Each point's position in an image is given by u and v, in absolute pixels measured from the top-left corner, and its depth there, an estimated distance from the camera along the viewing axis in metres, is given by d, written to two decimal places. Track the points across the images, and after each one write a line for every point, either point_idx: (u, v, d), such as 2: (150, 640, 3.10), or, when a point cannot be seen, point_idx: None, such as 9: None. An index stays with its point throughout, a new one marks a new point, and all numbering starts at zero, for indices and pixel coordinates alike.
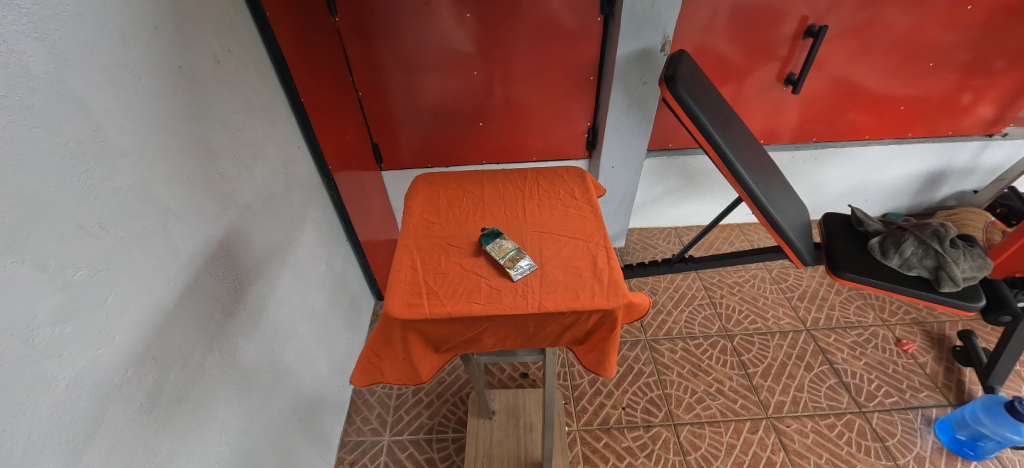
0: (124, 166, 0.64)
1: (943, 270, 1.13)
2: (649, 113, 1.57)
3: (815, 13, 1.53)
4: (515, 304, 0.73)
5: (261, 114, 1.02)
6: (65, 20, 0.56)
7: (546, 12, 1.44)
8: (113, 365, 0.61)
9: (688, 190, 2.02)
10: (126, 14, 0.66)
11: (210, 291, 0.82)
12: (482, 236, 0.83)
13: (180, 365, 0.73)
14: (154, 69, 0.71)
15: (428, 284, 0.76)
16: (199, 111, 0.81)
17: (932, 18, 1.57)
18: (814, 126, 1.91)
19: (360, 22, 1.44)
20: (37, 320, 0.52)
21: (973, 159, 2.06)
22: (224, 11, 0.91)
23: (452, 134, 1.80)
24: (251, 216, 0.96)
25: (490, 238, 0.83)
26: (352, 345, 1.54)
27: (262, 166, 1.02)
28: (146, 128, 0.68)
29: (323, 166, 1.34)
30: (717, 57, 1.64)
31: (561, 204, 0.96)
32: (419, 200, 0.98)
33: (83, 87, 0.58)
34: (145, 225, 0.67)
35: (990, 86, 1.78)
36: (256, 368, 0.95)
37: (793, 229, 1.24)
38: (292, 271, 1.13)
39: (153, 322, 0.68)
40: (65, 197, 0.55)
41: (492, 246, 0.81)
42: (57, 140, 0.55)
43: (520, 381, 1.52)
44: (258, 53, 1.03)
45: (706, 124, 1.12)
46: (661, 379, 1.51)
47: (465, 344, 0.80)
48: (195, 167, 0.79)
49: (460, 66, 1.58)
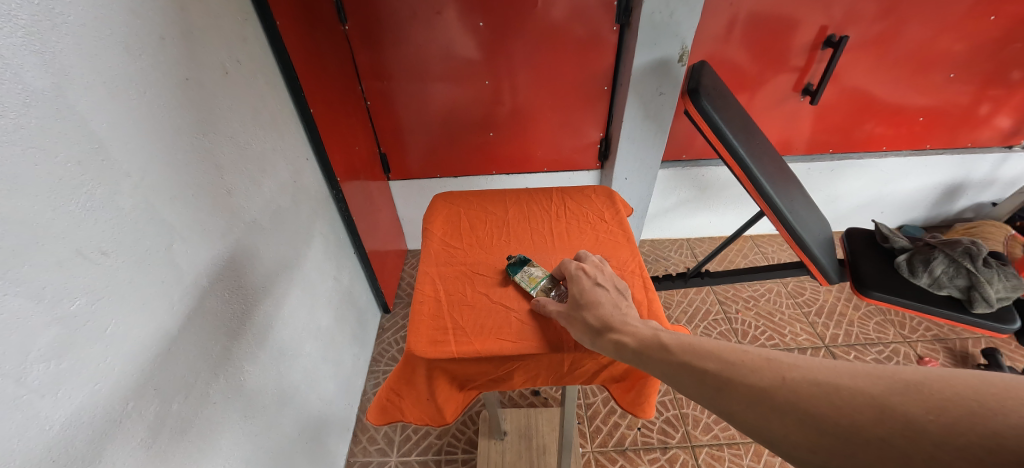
0: (125, 186, 0.60)
1: (976, 290, 1.09)
2: (664, 124, 1.54)
3: (834, 23, 1.49)
4: (549, 341, 0.69)
5: (269, 126, 0.99)
6: (66, 32, 0.53)
7: (561, 20, 1.41)
8: (112, 398, 0.57)
9: (702, 201, 1.98)
10: (130, 23, 0.62)
11: (216, 314, 0.78)
12: (509, 265, 0.80)
13: (183, 395, 0.69)
14: (160, 82, 0.67)
15: (453, 319, 0.73)
16: (207, 125, 0.78)
17: (954, 28, 1.53)
18: (829, 137, 1.87)
19: (370, 30, 1.41)
20: (30, 357, 0.48)
21: (992, 171, 2.02)
22: (233, 20, 0.87)
23: (462, 144, 1.77)
24: (258, 233, 0.92)
25: (518, 266, 0.80)
26: (359, 360, 1.49)
27: (270, 180, 0.98)
28: (151, 145, 0.65)
29: (332, 178, 1.30)
30: (734, 66, 1.61)
31: (590, 227, 0.93)
32: (440, 222, 0.95)
33: (83, 102, 0.54)
34: (147, 247, 0.63)
35: (1010, 97, 1.75)
36: (262, 392, 0.91)
37: (819, 246, 1.20)
38: (299, 287, 1.09)
39: (156, 350, 0.64)
40: (62, 221, 0.52)
41: (521, 277, 0.78)
42: (55, 160, 0.51)
43: (532, 399, 1.47)
44: (267, 63, 0.99)
45: (729, 138, 1.09)
46: (677, 397, 1.47)
47: (493, 382, 0.76)
48: (201, 184, 0.76)
49: (471, 76, 1.55)
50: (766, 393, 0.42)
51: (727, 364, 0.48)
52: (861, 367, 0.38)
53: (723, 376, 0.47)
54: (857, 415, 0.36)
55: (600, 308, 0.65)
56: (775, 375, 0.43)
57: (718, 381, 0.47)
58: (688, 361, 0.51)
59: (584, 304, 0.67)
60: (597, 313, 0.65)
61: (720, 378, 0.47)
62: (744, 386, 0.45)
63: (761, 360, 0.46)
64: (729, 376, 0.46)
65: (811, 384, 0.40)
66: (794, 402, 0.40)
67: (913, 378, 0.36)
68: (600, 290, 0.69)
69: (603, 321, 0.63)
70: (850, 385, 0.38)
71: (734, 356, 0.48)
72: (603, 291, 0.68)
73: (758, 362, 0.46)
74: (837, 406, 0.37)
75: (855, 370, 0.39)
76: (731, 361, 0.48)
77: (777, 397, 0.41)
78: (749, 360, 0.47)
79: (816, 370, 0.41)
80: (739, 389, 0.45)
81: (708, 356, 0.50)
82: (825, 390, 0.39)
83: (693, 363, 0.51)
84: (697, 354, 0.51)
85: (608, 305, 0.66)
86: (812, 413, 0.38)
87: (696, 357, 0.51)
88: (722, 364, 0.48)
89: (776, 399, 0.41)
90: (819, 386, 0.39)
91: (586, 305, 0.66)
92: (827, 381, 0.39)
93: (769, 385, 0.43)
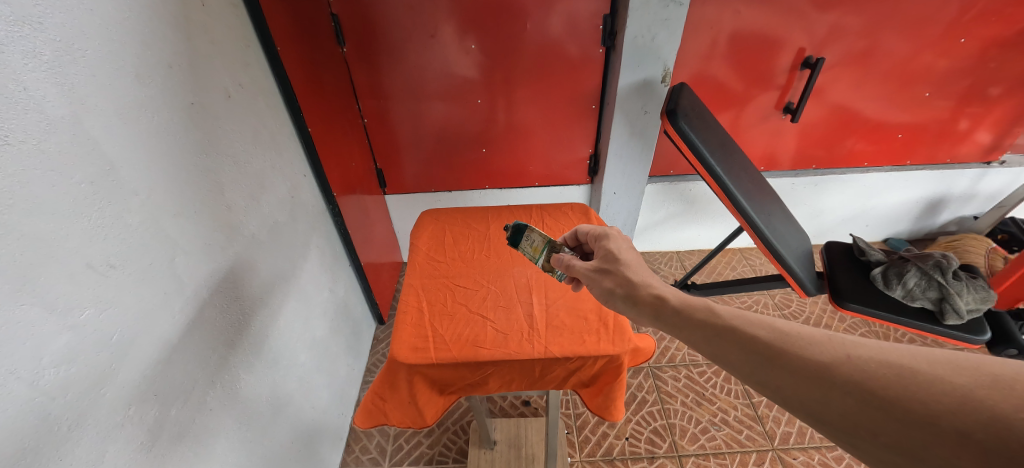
0: (133, 204, 0.65)
1: (947, 302, 1.14)
2: (650, 141, 1.60)
3: (812, 45, 1.56)
4: (521, 349, 0.74)
5: (269, 145, 1.04)
6: (84, 65, 0.58)
7: (549, 43, 1.48)
8: (116, 403, 0.61)
9: (690, 215, 2.03)
10: (142, 54, 0.68)
11: (214, 324, 0.82)
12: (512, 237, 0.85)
13: (182, 401, 0.73)
14: (167, 107, 0.72)
15: (434, 327, 0.78)
16: (209, 146, 0.83)
17: (927, 49, 1.60)
18: (813, 152, 1.93)
19: (367, 52, 1.47)
20: (43, 361, 0.52)
21: (972, 185, 2.07)
22: (236, 46, 0.93)
23: (456, 160, 1.83)
24: (256, 246, 0.97)
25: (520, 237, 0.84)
26: (353, 371, 1.52)
27: (269, 196, 1.03)
28: (158, 165, 0.70)
29: (328, 193, 1.35)
30: (717, 85, 1.67)
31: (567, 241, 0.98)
32: (426, 237, 1.00)
33: (97, 127, 0.59)
34: (151, 260, 0.68)
35: (987, 114, 1.81)
36: (256, 400, 0.94)
37: (796, 259, 1.25)
38: (295, 298, 1.13)
39: (157, 357, 0.68)
40: (75, 237, 0.56)
41: (525, 246, 0.85)
42: (70, 182, 0.56)
43: (522, 409, 1.50)
44: (267, 85, 1.05)
45: (707, 157, 1.15)
46: (665, 407, 1.50)
47: (471, 387, 0.80)
48: (204, 200, 0.80)
49: (464, 94, 1.61)
50: (834, 371, 0.46)
51: (787, 338, 0.51)
52: (944, 357, 0.41)
53: (783, 349, 0.50)
54: (934, 403, 0.39)
55: (632, 268, 0.72)
56: (841, 353, 0.47)
57: (777, 351, 0.51)
58: (741, 330, 0.55)
59: (615, 262, 0.74)
60: (632, 272, 0.71)
61: (778, 348, 0.51)
62: (808, 361, 0.48)
63: (827, 339, 0.49)
64: (790, 350, 0.50)
65: (884, 366, 0.43)
66: (862, 382, 0.43)
67: (997, 374, 0.38)
68: (628, 253, 0.76)
69: (641, 278, 0.70)
70: (929, 374, 0.41)
71: (796, 331, 0.52)
72: (630, 253, 0.76)
73: (824, 340, 0.49)
74: (914, 390, 0.40)
75: (936, 359, 0.41)
76: (791, 336, 0.51)
77: (845, 376, 0.44)
78: (813, 337, 0.50)
79: (890, 355, 0.44)
80: (803, 363, 0.48)
81: (763, 328, 0.54)
82: (900, 374, 0.42)
83: (747, 333, 0.54)
84: (751, 324, 0.55)
85: (638, 267, 0.73)
86: (884, 395, 0.41)
87: (751, 327, 0.55)
88: (782, 337, 0.52)
89: (842, 377, 0.45)
90: (896, 372, 0.42)
91: (618, 263, 0.74)
92: (901, 366, 0.42)
93: (836, 363, 0.46)
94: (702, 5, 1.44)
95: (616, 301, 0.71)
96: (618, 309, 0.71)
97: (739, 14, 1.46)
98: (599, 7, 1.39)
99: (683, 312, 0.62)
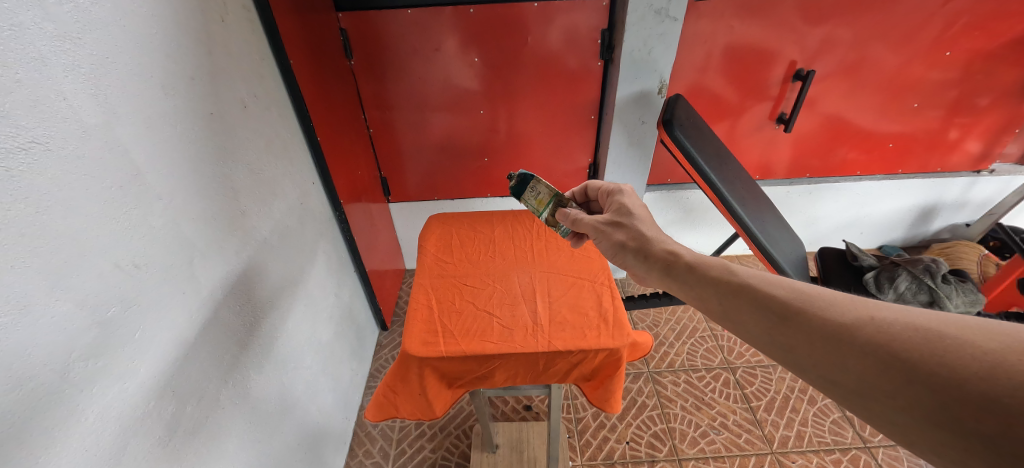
0: (156, 207, 0.68)
1: (937, 305, 1.22)
2: (647, 150, 1.67)
3: (803, 58, 1.62)
4: (526, 342, 0.77)
5: (281, 154, 1.08)
6: (117, 77, 0.62)
7: (549, 56, 1.53)
8: (137, 397, 0.64)
9: (688, 223, 2.07)
10: (168, 67, 0.72)
11: (228, 324, 0.85)
12: (518, 190, 0.95)
13: (197, 398, 0.75)
14: (190, 117, 0.76)
15: (443, 323, 0.81)
16: (226, 154, 0.87)
17: (915, 62, 1.65)
18: (807, 161, 1.98)
19: (373, 64, 1.53)
20: (73, 354, 0.55)
21: (963, 193, 2.11)
22: (252, 59, 0.97)
23: (459, 168, 1.87)
24: (268, 250, 1.00)
25: (526, 190, 0.95)
26: (357, 375, 1.54)
27: (279, 202, 1.06)
28: (180, 172, 0.74)
29: (335, 200, 1.39)
30: (712, 96, 1.72)
31: (577, 199, 1.09)
32: (433, 239, 1.04)
33: (127, 135, 0.63)
34: (172, 261, 0.71)
35: (975, 123, 1.86)
36: (265, 401, 0.96)
37: (790, 263, 1.29)
38: (303, 302, 1.16)
39: (175, 355, 0.71)
40: (105, 238, 0.60)
41: (529, 198, 0.96)
42: (102, 186, 0.59)
43: (523, 414, 1.52)
44: (280, 96, 1.09)
45: (702, 164, 1.20)
46: (665, 412, 1.52)
47: (478, 380, 0.83)
48: (220, 205, 0.84)
49: (467, 105, 1.66)
50: (855, 331, 0.49)
51: (808, 301, 0.56)
52: (978, 323, 0.43)
53: (801, 310, 0.55)
54: (961, 368, 0.41)
55: (645, 226, 0.81)
56: (865, 316, 0.50)
57: (796, 312, 0.55)
58: (759, 289, 0.61)
59: (626, 218, 0.84)
60: (648, 230, 0.80)
61: (798, 310, 0.55)
62: (829, 323, 0.52)
63: (850, 304, 0.53)
64: (809, 311, 0.54)
65: (910, 330, 0.46)
66: (884, 345, 0.47)
67: None
68: (640, 211, 0.86)
69: (657, 237, 0.78)
70: (958, 339, 0.43)
71: (816, 294, 0.56)
72: (642, 211, 0.86)
73: (847, 304, 0.53)
74: (938, 353, 0.43)
75: (967, 325, 0.43)
76: (811, 299, 0.56)
77: (867, 337, 0.48)
78: (836, 300, 0.54)
79: (917, 320, 0.47)
80: (824, 325, 0.52)
81: (781, 288, 0.59)
82: (926, 338, 0.45)
83: (765, 293, 0.60)
84: (770, 285, 0.61)
85: (651, 225, 0.82)
86: (906, 357, 0.45)
87: (770, 288, 0.60)
88: (800, 298, 0.57)
89: (863, 338, 0.48)
90: (923, 337, 0.45)
91: (630, 220, 0.83)
92: (928, 331, 0.45)
93: (859, 325, 0.50)
94: (696, 20, 1.50)
95: (626, 254, 0.80)
96: (629, 261, 0.81)
97: (732, 28, 1.52)
98: (597, 22, 1.45)
99: (698, 269, 0.70)
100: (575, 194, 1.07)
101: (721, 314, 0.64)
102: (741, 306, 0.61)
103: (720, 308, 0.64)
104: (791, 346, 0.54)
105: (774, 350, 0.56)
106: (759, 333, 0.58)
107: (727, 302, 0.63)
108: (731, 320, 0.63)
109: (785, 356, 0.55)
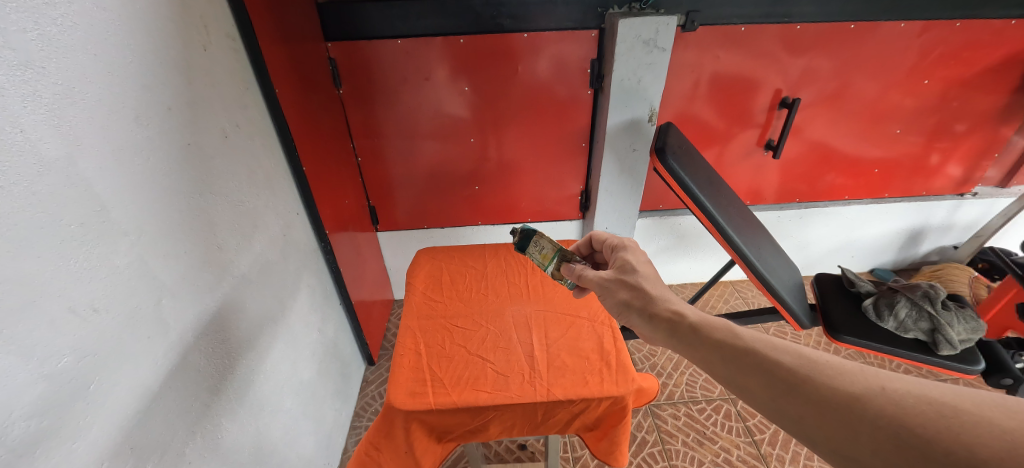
0: (122, 245, 0.63)
1: (939, 333, 1.22)
2: (639, 177, 1.67)
3: (788, 86, 1.65)
4: (522, 392, 0.76)
5: (263, 184, 1.04)
6: (82, 108, 0.58)
7: (540, 84, 1.54)
8: (90, 457, 0.57)
9: (681, 249, 2.06)
10: (143, 97, 0.68)
11: (199, 370, 0.78)
12: (519, 242, 0.94)
13: (159, 454, 0.68)
14: (164, 149, 0.72)
15: (432, 370, 0.80)
16: (204, 185, 0.82)
17: (895, 90, 1.70)
18: (795, 187, 2.00)
19: (363, 92, 1.52)
20: (15, 414, 0.49)
21: (949, 216, 2.15)
22: (236, 88, 0.95)
23: (450, 197, 1.85)
24: (246, 286, 0.94)
25: (524, 242, 0.93)
26: (340, 416, 1.46)
27: (261, 235, 1.02)
28: (151, 206, 0.69)
29: (321, 231, 1.34)
30: (701, 123, 1.74)
31: (581, 251, 1.07)
32: (422, 276, 1.05)
33: (92, 169, 0.59)
34: (137, 303, 0.65)
35: (955, 148, 1.91)
36: (238, 451, 0.88)
37: (788, 292, 1.28)
38: (283, 340, 1.10)
39: (137, 407, 0.65)
40: (61, 279, 0.54)
41: (534, 253, 0.95)
42: (59, 224, 0.54)
43: (518, 454, 1.43)
44: (264, 125, 1.06)
45: (697, 193, 1.20)
46: (666, 448, 1.45)
47: (470, 434, 0.81)
48: (194, 241, 0.79)
49: (458, 133, 1.65)
50: (869, 403, 0.49)
51: (817, 366, 0.55)
52: (993, 399, 0.44)
53: (810, 377, 0.54)
54: (979, 447, 0.41)
55: (648, 283, 0.79)
56: (875, 385, 0.50)
57: (806, 379, 0.54)
58: (764, 354, 0.59)
59: (630, 274, 0.81)
60: (651, 287, 0.77)
61: (809, 378, 0.54)
62: (841, 392, 0.51)
63: (857, 370, 0.52)
64: (817, 379, 0.54)
65: (925, 404, 0.46)
66: (899, 419, 0.46)
67: None
68: (643, 268, 0.83)
69: (659, 294, 0.76)
70: (975, 414, 0.43)
71: (823, 360, 0.55)
72: (646, 267, 0.83)
73: (855, 371, 0.52)
74: (956, 431, 0.43)
75: (983, 401, 0.44)
76: (820, 366, 0.55)
77: (881, 409, 0.48)
78: (844, 367, 0.53)
79: (930, 392, 0.47)
80: (834, 394, 0.51)
81: (788, 354, 0.58)
82: (943, 413, 0.45)
83: (771, 358, 0.58)
84: (774, 349, 0.59)
85: (655, 282, 0.80)
86: (923, 433, 0.44)
87: (775, 353, 0.59)
88: (807, 364, 0.56)
89: (877, 411, 0.48)
90: (940, 413, 0.45)
91: (633, 276, 0.80)
92: (942, 405, 0.45)
93: (871, 395, 0.49)
94: (683, 50, 1.52)
95: (631, 312, 0.78)
96: (632, 319, 0.78)
97: (718, 57, 1.55)
98: (587, 52, 1.47)
99: (703, 330, 0.68)
100: (579, 246, 1.06)
101: (726, 379, 0.61)
102: (746, 372, 0.59)
103: (723, 373, 0.62)
104: (800, 417, 0.53)
105: (783, 420, 0.54)
106: (766, 402, 0.56)
107: (732, 365, 0.61)
108: (734, 386, 0.60)
109: (794, 427, 0.53)
